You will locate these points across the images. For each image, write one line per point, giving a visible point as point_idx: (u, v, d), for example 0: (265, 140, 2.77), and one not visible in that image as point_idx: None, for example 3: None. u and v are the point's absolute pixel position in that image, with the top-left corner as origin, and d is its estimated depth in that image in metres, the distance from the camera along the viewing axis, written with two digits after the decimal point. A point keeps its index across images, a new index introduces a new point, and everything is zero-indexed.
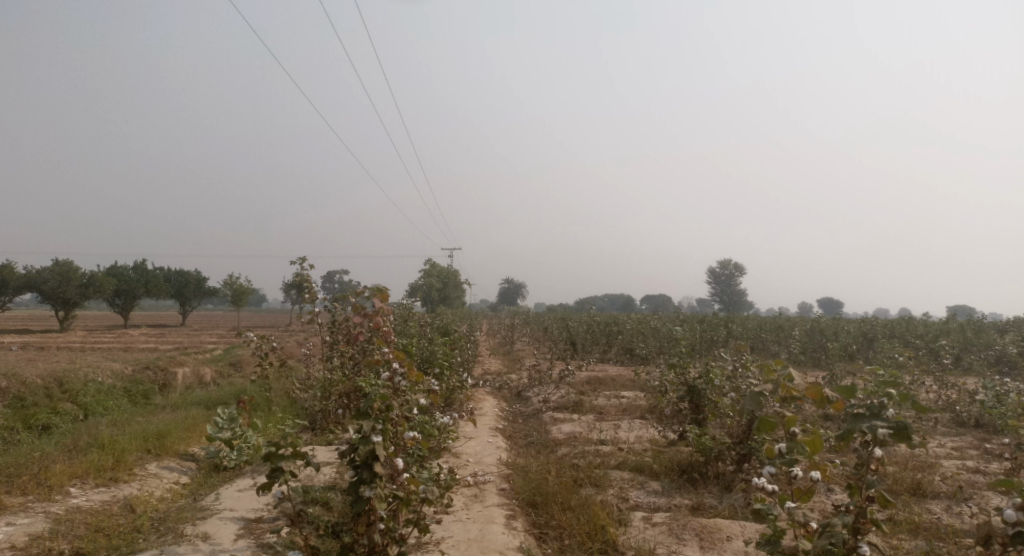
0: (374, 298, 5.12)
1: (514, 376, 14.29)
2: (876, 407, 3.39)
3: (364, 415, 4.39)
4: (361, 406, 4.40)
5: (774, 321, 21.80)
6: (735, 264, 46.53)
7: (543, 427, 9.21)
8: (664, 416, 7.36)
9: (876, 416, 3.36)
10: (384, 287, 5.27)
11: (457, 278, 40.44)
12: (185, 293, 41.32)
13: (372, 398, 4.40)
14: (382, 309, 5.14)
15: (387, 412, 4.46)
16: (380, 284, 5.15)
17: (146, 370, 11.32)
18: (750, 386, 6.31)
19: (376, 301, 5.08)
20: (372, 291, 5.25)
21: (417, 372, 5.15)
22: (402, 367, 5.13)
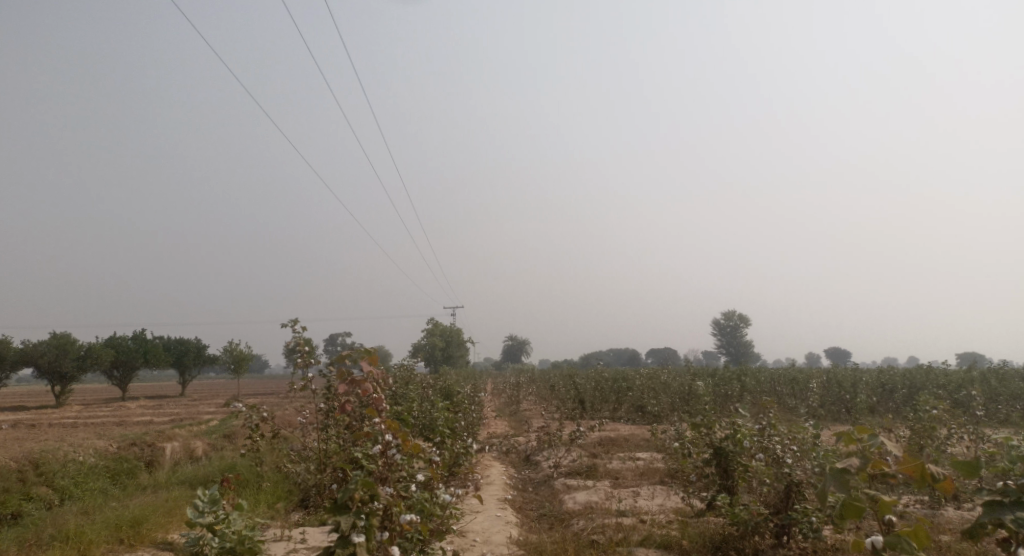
0: (361, 361, 4.60)
1: (521, 439, 13.60)
2: (1013, 492, 3.08)
3: (342, 509, 3.94)
4: (338, 498, 3.93)
5: (789, 373, 21.09)
6: (740, 315, 45.97)
7: (556, 495, 8.55)
8: (689, 483, 6.74)
9: (1017, 505, 3.04)
10: (375, 348, 4.76)
11: (460, 337, 39.85)
12: (185, 361, 40.69)
13: (351, 489, 3.91)
14: (372, 373, 4.61)
15: (370, 503, 3.99)
16: (371, 346, 4.62)
17: (133, 446, 10.70)
18: (784, 448, 5.73)
19: (364, 365, 4.56)
20: (362, 353, 4.74)
21: (414, 444, 4.57)
22: (396, 438, 4.63)
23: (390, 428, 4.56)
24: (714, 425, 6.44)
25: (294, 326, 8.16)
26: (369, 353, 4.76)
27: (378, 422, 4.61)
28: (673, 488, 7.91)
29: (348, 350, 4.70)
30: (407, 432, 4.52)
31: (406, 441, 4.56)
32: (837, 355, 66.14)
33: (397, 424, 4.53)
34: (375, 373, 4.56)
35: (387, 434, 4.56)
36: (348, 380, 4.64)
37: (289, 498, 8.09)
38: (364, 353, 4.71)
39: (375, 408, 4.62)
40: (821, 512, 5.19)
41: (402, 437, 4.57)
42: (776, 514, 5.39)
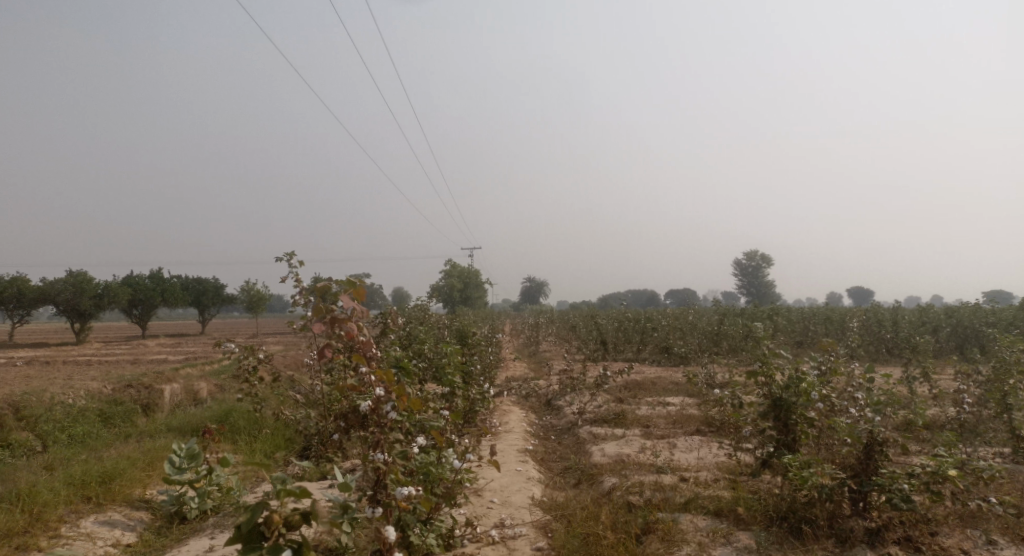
0: (342, 296, 3.65)
1: (542, 382, 12.82)
2: None
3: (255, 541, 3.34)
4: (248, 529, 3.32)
5: (823, 311, 20.03)
6: (763, 255, 44.70)
7: (583, 445, 7.75)
8: (739, 437, 5.85)
9: None
10: (363, 280, 3.79)
11: (478, 277, 39.17)
12: (204, 301, 40.44)
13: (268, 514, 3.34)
14: (356, 311, 3.69)
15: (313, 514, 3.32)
16: (357, 278, 3.65)
17: (130, 387, 10.05)
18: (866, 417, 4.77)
19: (346, 302, 3.62)
20: (344, 285, 3.77)
21: (415, 401, 3.74)
22: (388, 391, 3.81)
23: (381, 379, 3.69)
24: (775, 373, 5.42)
25: (290, 258, 7.24)
26: (354, 285, 3.80)
27: (366, 372, 3.76)
28: (716, 442, 7.07)
29: (324, 283, 3.73)
30: (402, 389, 3.70)
31: (402, 397, 3.72)
32: (859, 296, 64.83)
33: (390, 373, 3.66)
34: (360, 311, 3.63)
35: (376, 386, 3.74)
36: (327, 319, 3.70)
37: (288, 447, 7.36)
38: (345, 285, 3.73)
39: (363, 354, 3.76)
40: (915, 478, 4.23)
41: (395, 391, 3.73)
42: (854, 478, 4.51)
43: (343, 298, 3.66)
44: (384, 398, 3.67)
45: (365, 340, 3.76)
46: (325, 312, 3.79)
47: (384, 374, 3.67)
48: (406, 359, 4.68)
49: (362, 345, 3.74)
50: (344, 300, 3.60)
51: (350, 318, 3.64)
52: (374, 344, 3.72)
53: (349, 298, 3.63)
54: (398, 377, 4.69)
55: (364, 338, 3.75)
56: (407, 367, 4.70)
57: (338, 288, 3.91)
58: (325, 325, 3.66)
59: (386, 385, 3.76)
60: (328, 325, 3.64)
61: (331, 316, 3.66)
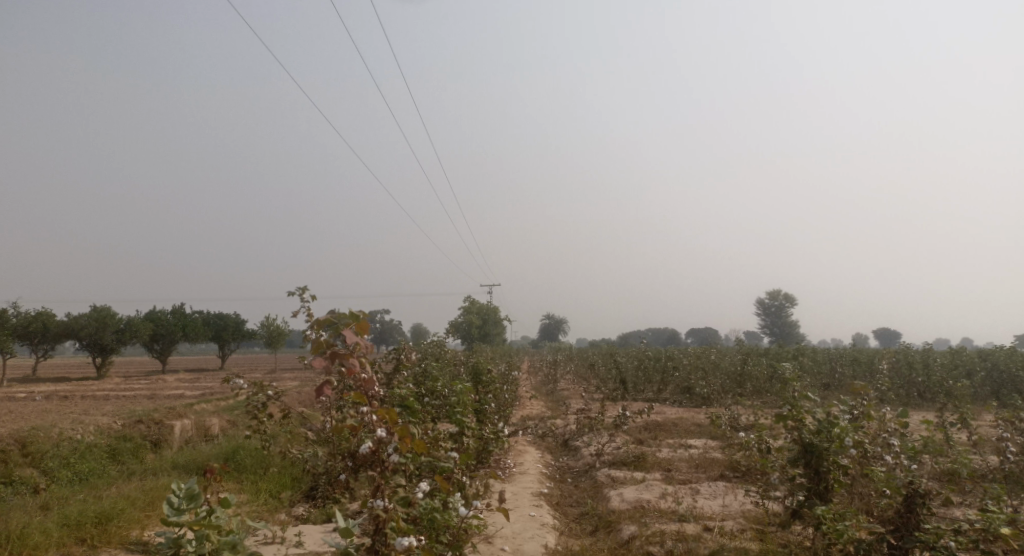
0: (342, 329, 3.47)
1: (559, 421, 12.48)
2: None
3: None
4: None
5: (850, 352, 19.48)
6: (785, 294, 44.02)
7: (601, 489, 7.42)
8: (767, 485, 5.51)
9: None
10: (366, 313, 3.61)
11: (497, 314, 38.97)
12: (224, 336, 40.65)
13: None
14: (358, 346, 3.51)
15: None
16: (360, 312, 3.48)
17: (141, 422, 9.92)
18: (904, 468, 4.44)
19: (348, 336, 3.44)
20: (345, 318, 3.59)
21: (419, 444, 3.53)
22: (390, 432, 3.63)
23: (384, 418, 3.50)
24: (806, 416, 5.09)
25: (302, 291, 7.10)
26: (357, 318, 3.63)
27: (367, 411, 3.58)
28: (742, 489, 6.71)
29: (324, 317, 3.56)
30: (405, 431, 3.50)
31: (405, 439, 3.53)
32: (886, 337, 63.42)
33: (394, 413, 3.48)
34: (361, 346, 3.45)
35: (378, 427, 3.56)
36: (328, 354, 3.53)
37: (295, 487, 7.13)
38: (346, 318, 3.56)
39: (365, 392, 3.58)
40: (961, 535, 3.89)
41: (398, 433, 3.54)
42: (893, 532, 4.17)
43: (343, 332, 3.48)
44: (387, 439, 3.48)
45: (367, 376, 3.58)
46: (326, 346, 3.62)
47: (387, 414, 3.49)
48: (412, 398, 4.49)
49: (364, 382, 3.56)
50: (345, 335, 3.42)
51: (351, 354, 3.46)
52: (377, 380, 3.54)
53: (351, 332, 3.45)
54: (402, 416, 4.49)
55: (366, 374, 3.56)
56: (413, 406, 4.51)
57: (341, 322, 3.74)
58: (325, 360, 3.48)
59: (388, 426, 3.57)
60: (329, 360, 3.46)
61: (331, 351, 3.49)
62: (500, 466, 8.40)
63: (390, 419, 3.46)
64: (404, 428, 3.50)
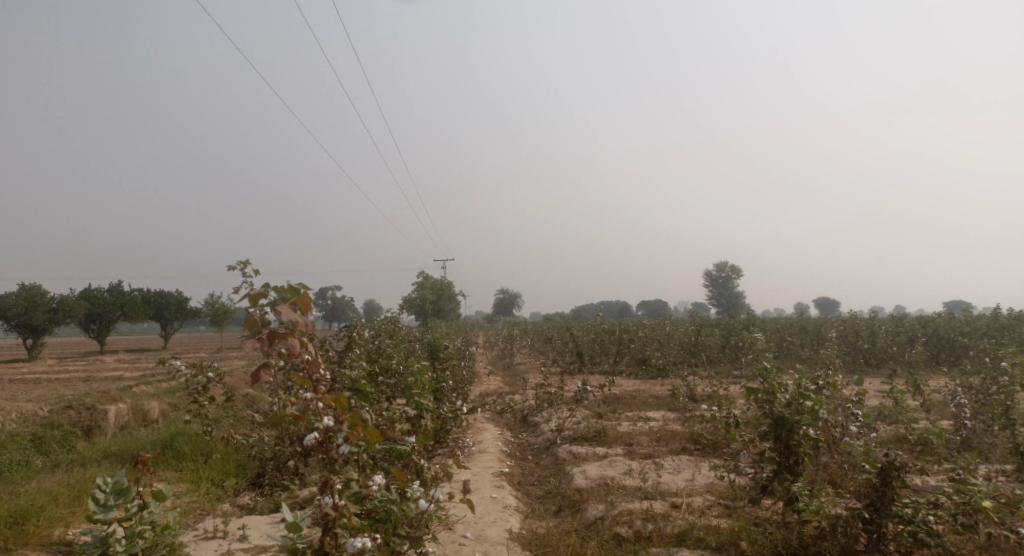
0: (280, 306, 3.04)
1: (517, 397, 12.27)
2: None
3: None
4: None
5: (800, 321, 19.83)
6: (733, 266, 44.81)
7: (563, 467, 7.21)
8: (738, 460, 5.35)
9: None
10: (308, 286, 3.19)
11: (450, 289, 38.46)
12: (166, 314, 39.05)
13: None
14: (301, 324, 3.10)
15: None
16: (302, 286, 3.04)
17: (71, 408, 9.24)
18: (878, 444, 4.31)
19: (290, 313, 3.03)
20: (282, 292, 3.14)
21: (373, 433, 3.20)
22: (339, 419, 3.29)
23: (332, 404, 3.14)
24: (778, 389, 4.89)
25: (244, 267, 6.55)
26: (295, 291, 3.20)
27: (312, 398, 3.21)
28: (706, 462, 6.60)
29: (257, 291, 3.08)
30: (356, 420, 3.17)
31: (355, 427, 3.20)
32: (826, 306, 65.54)
33: (343, 399, 3.13)
34: (303, 324, 3.04)
35: (325, 416, 3.21)
36: (264, 335, 3.09)
37: (240, 474, 6.68)
38: (283, 293, 3.11)
39: (308, 375, 3.21)
40: (941, 511, 3.79)
41: (348, 421, 3.19)
42: (868, 507, 4.06)
43: (281, 310, 3.05)
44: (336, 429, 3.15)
45: (309, 358, 3.20)
46: (261, 324, 3.18)
47: (336, 400, 3.13)
48: (363, 381, 4.13)
49: (306, 364, 3.18)
50: (284, 312, 2.99)
51: (292, 334, 3.05)
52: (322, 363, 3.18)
53: (291, 311, 3.02)
54: (351, 400, 4.14)
55: (307, 355, 3.18)
56: (365, 387, 4.16)
57: (277, 296, 3.30)
58: (261, 342, 3.05)
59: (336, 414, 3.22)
60: (264, 344, 3.03)
61: (266, 331, 3.05)
62: (458, 445, 8.13)
63: (339, 406, 3.12)
64: (354, 416, 3.17)
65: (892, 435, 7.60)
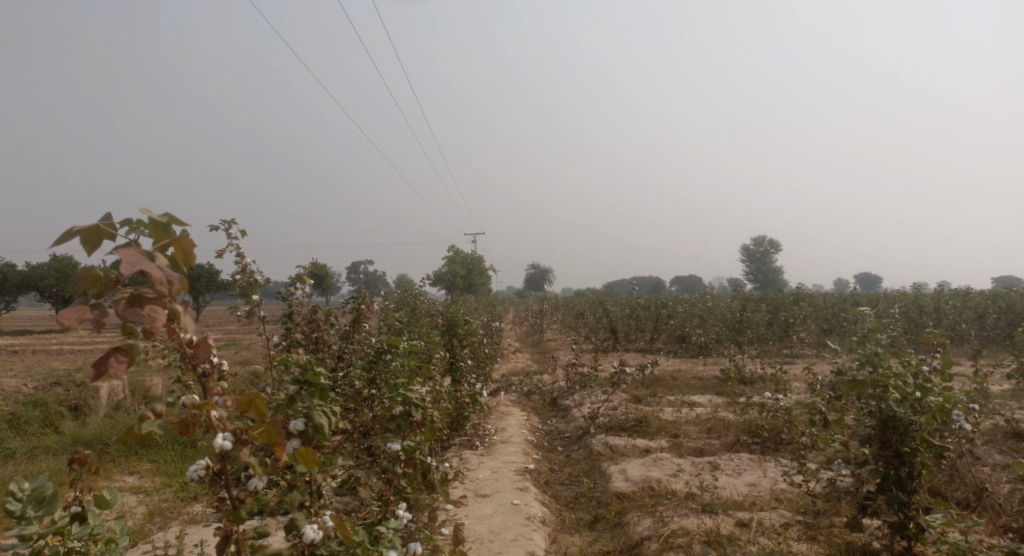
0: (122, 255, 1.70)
1: (547, 376, 11.25)
2: None
3: None
4: None
5: (854, 295, 18.33)
6: (771, 241, 42.89)
7: (597, 462, 6.16)
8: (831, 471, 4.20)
9: None
10: (182, 225, 1.89)
11: (482, 264, 37.43)
12: (198, 288, 38.75)
13: None
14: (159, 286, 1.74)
15: None
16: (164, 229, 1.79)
17: (59, 386, 8.45)
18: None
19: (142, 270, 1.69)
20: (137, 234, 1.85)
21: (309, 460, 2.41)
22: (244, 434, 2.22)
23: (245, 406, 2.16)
24: (894, 382, 3.60)
25: (228, 227, 5.52)
26: (162, 226, 1.89)
27: (198, 406, 2.11)
28: (772, 463, 5.49)
29: (90, 230, 1.88)
30: (273, 438, 2.13)
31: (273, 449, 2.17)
32: (869, 283, 62.94)
33: (262, 404, 2.14)
34: (168, 287, 1.76)
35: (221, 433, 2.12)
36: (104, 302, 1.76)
37: None
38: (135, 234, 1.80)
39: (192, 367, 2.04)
40: None
41: (262, 440, 2.13)
42: None
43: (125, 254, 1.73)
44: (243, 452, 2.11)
45: (197, 338, 2.02)
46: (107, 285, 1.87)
47: (252, 403, 2.15)
48: (316, 368, 2.91)
49: (192, 348, 2.01)
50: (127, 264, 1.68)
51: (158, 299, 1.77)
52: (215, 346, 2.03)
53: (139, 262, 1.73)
54: (291, 389, 2.88)
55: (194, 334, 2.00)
56: (314, 378, 2.93)
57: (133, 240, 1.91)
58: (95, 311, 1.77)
59: (240, 429, 2.18)
60: (103, 314, 1.77)
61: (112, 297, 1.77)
62: (478, 433, 7.18)
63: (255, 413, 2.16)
64: (272, 431, 2.14)
65: (992, 428, 6.39)
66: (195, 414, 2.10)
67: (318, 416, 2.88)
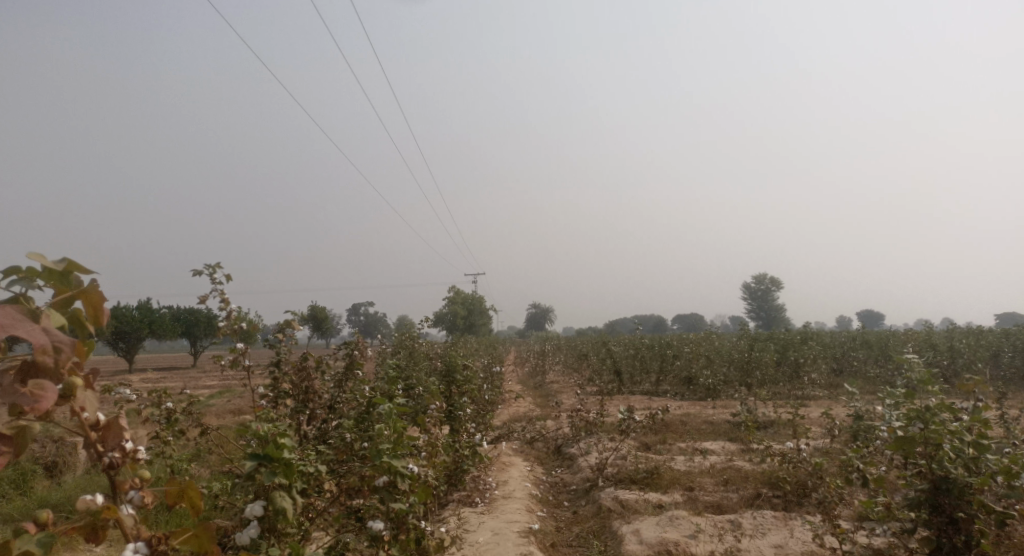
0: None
1: (551, 423, 10.77)
2: None
3: None
4: None
5: (863, 333, 17.90)
6: (772, 279, 42.58)
7: (607, 521, 5.68)
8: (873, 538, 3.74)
9: None
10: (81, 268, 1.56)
11: (482, 304, 37.06)
12: (196, 332, 38.29)
13: None
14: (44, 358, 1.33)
15: None
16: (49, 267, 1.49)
17: (35, 440, 7.99)
18: None
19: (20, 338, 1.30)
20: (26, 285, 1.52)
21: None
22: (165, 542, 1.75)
23: (171, 501, 1.84)
24: (945, 439, 3.17)
25: (213, 271, 5.20)
26: (61, 275, 1.55)
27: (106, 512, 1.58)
28: (799, 522, 5.03)
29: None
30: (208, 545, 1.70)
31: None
32: (872, 319, 62.41)
33: (198, 497, 1.86)
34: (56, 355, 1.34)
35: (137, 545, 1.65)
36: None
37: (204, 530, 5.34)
38: (23, 287, 1.49)
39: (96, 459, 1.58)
40: None
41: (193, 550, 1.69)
42: None
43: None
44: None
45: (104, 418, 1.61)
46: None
47: (184, 494, 1.86)
48: (279, 440, 2.65)
49: (98, 431, 1.59)
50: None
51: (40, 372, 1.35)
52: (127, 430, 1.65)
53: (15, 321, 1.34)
54: (248, 466, 2.61)
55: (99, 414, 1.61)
56: (275, 452, 2.65)
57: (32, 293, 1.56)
58: None
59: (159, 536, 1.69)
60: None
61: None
62: (478, 488, 6.71)
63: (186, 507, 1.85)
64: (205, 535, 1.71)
65: None
66: (99, 519, 1.55)
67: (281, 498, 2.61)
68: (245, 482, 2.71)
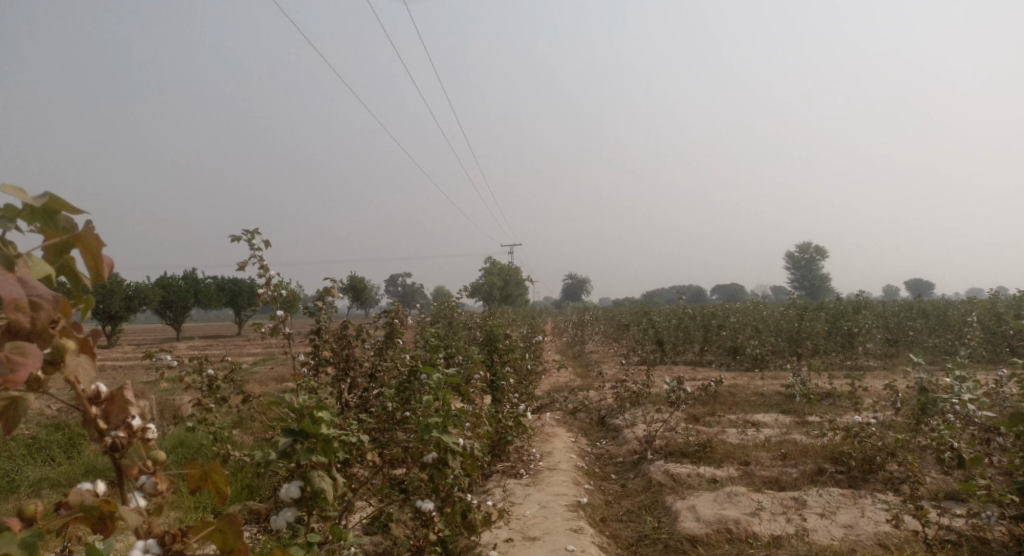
0: None
1: (593, 393, 10.51)
2: None
3: None
4: None
5: (918, 303, 17.11)
6: (818, 248, 41.25)
7: (659, 496, 5.42)
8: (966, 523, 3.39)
9: None
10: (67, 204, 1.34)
11: (519, 275, 36.79)
12: (238, 302, 38.95)
13: None
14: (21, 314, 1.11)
15: None
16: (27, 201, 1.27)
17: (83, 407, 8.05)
18: None
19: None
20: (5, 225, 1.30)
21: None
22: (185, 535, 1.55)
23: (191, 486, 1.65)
24: None
25: (249, 236, 5.03)
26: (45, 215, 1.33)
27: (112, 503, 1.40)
28: (870, 502, 4.69)
29: None
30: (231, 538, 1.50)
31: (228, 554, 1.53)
32: (921, 289, 60.25)
33: (223, 481, 1.67)
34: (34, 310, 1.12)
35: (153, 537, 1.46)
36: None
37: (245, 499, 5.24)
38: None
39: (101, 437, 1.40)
40: None
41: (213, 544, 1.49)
42: None
43: None
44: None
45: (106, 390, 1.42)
46: None
47: (208, 479, 1.68)
48: (315, 415, 2.48)
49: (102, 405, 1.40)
50: None
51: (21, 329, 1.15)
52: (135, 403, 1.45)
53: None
54: (282, 442, 2.46)
55: (101, 386, 1.42)
56: (311, 429, 2.50)
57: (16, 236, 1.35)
58: None
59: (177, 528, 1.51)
60: None
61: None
62: (523, 459, 6.52)
63: (211, 493, 1.67)
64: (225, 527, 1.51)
65: None
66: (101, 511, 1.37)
67: (318, 479, 2.44)
68: (281, 461, 2.56)
